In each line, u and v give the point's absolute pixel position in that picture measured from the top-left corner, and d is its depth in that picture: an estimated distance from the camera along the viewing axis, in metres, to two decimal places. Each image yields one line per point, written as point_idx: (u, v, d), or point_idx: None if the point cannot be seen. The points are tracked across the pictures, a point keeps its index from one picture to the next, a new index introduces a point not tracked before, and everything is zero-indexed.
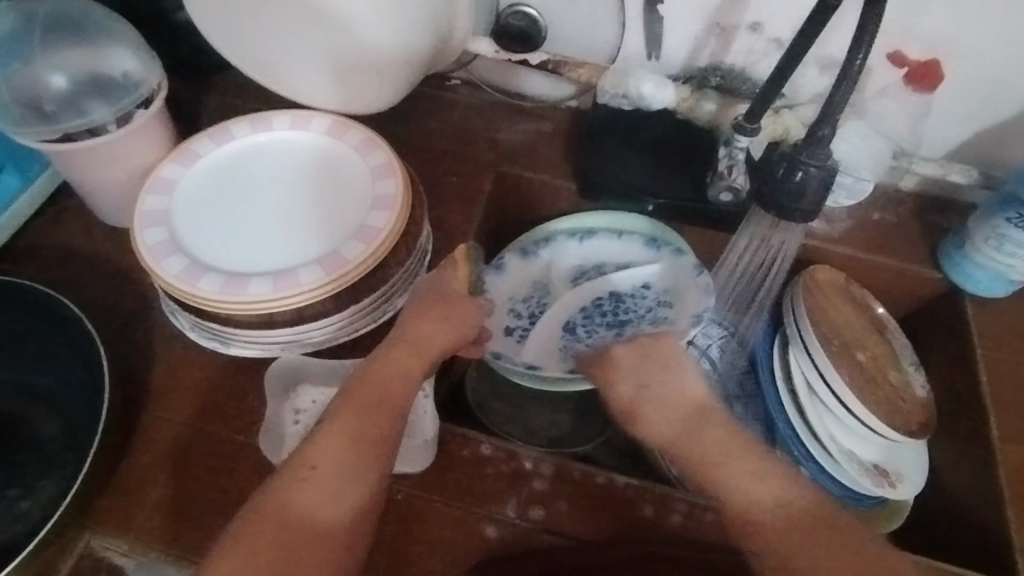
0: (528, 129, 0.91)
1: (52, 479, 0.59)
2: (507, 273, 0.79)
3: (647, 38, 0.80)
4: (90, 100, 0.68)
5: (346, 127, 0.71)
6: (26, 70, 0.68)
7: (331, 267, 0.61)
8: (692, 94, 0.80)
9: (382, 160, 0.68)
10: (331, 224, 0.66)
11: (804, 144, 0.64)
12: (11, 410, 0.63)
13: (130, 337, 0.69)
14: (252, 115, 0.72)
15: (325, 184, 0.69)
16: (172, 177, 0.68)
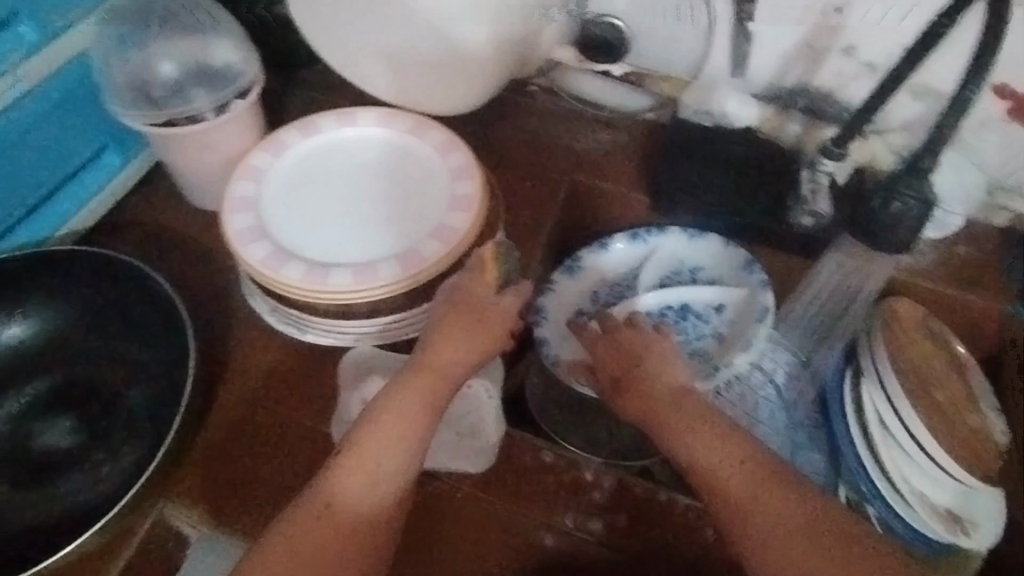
0: (606, 140, 0.92)
1: (135, 445, 0.65)
2: (610, 253, 0.82)
3: (733, 54, 0.78)
4: (194, 89, 0.72)
5: (428, 127, 0.73)
6: (135, 56, 0.71)
7: (409, 264, 0.64)
8: (776, 114, 0.80)
9: (461, 161, 0.70)
10: (411, 221, 0.68)
11: (902, 178, 0.70)
12: (102, 379, 0.67)
13: (212, 317, 0.73)
14: (339, 110, 0.74)
15: (407, 181, 0.71)
16: (263, 166, 0.71)
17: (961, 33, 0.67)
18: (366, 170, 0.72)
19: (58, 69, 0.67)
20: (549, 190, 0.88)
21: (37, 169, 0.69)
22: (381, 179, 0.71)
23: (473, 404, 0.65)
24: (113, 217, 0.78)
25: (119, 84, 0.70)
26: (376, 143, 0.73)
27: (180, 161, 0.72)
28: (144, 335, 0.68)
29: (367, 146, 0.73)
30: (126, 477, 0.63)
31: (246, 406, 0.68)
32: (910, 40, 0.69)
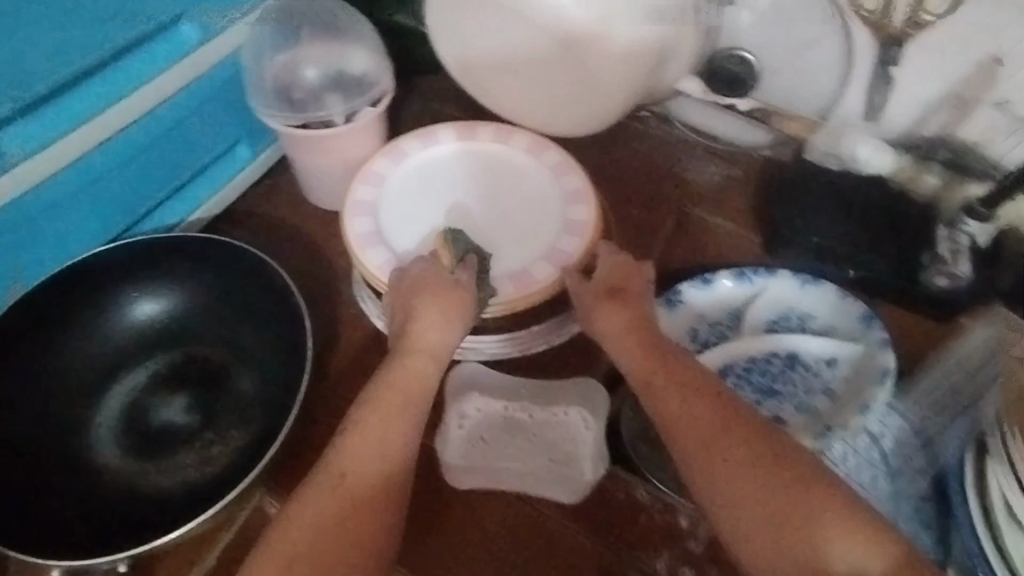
0: (718, 173, 0.89)
1: (244, 432, 0.66)
2: (713, 290, 0.79)
3: (869, 99, 0.76)
4: (331, 96, 0.74)
5: (544, 147, 0.74)
6: (281, 60, 0.74)
7: (520, 284, 0.66)
8: (915, 165, 0.75)
9: (576, 187, 0.71)
10: (522, 240, 0.70)
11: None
12: (217, 364, 0.70)
13: (321, 315, 0.74)
14: (460, 123, 0.76)
15: (519, 199, 0.72)
16: (384, 172, 0.72)
17: None
18: (481, 185, 0.74)
19: (217, 65, 0.70)
20: (657, 217, 0.86)
21: (184, 158, 0.72)
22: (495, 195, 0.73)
23: (570, 432, 0.65)
24: (232, 206, 0.81)
25: (264, 83, 0.72)
26: (493, 159, 0.75)
27: (306, 161, 0.75)
28: (260, 325, 0.70)
29: (483, 161, 0.75)
30: (234, 461, 0.65)
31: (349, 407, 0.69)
32: None
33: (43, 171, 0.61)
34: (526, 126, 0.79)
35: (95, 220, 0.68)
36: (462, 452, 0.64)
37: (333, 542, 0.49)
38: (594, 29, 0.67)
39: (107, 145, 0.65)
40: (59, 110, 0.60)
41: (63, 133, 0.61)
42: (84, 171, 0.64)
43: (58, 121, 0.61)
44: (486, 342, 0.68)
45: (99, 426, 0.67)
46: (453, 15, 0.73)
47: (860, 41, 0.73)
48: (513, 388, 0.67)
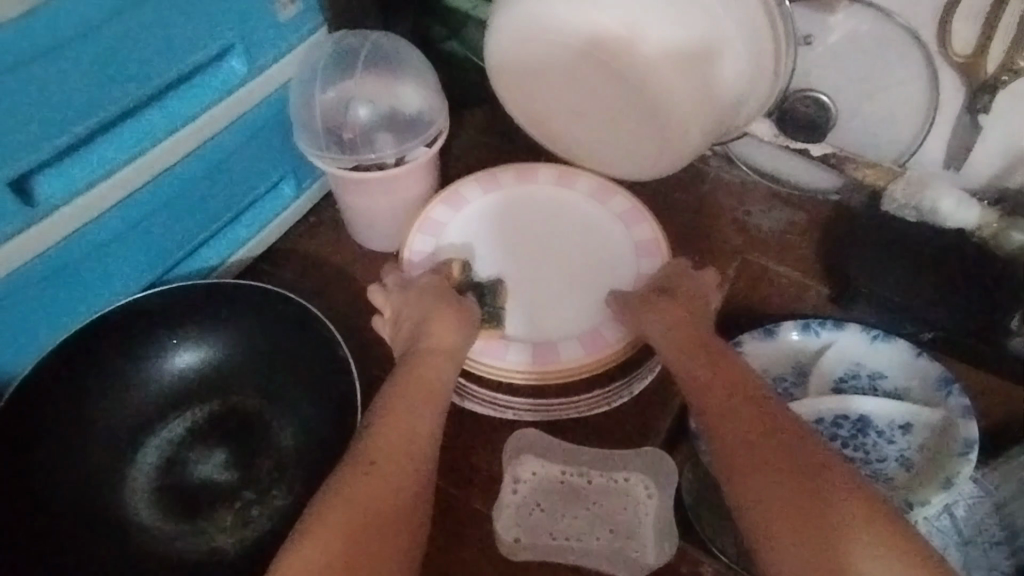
0: (780, 218, 0.87)
1: (286, 490, 0.65)
2: (777, 341, 0.74)
3: (951, 146, 0.73)
4: (383, 134, 0.71)
5: (612, 193, 0.74)
6: (330, 94, 0.70)
7: (590, 348, 0.66)
8: (1000, 220, 0.67)
9: (648, 236, 0.72)
10: (588, 293, 0.70)
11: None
12: (257, 413, 0.68)
13: (369, 361, 0.72)
14: (520, 165, 0.76)
15: (583, 246, 0.73)
16: (443, 220, 0.73)
17: None
18: (545, 227, 0.74)
19: (259, 104, 0.68)
20: (718, 263, 0.84)
21: (226, 198, 0.70)
22: (559, 239, 0.73)
23: (631, 501, 0.63)
24: (279, 242, 0.79)
25: (314, 121, 0.70)
26: (555, 201, 0.74)
27: (356, 202, 0.72)
28: (304, 374, 0.67)
29: (546, 203, 0.74)
30: (278, 522, 0.63)
31: None
32: None
33: (89, 211, 0.59)
34: (603, 160, 0.75)
35: (138, 262, 0.66)
36: (518, 519, 0.62)
37: (356, 529, 0.47)
38: (626, 37, 0.64)
39: (153, 186, 0.63)
40: (110, 144, 0.59)
41: (103, 176, 0.59)
42: (129, 213, 0.62)
43: (104, 161, 0.59)
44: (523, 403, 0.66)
45: (136, 482, 0.65)
46: (497, 61, 0.71)
47: (948, 85, 0.70)
48: (570, 452, 0.65)
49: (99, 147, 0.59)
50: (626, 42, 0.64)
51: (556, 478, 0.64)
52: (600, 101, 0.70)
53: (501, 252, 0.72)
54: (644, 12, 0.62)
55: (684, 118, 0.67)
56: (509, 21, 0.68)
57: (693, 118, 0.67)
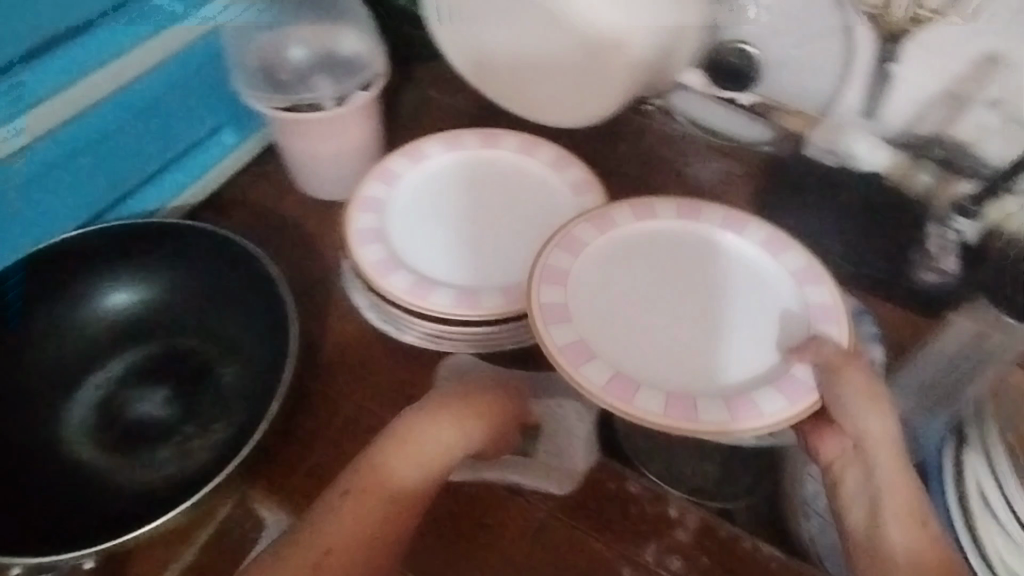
0: (719, 168, 0.89)
1: (225, 424, 0.67)
2: None
3: (867, 96, 0.76)
4: (319, 77, 0.74)
5: (745, 222, 0.63)
6: (264, 39, 0.74)
7: (738, 412, 0.51)
8: (909, 161, 0.75)
9: (826, 299, 0.57)
10: (731, 358, 0.56)
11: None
12: (196, 352, 0.70)
13: (306, 302, 0.73)
14: (635, 199, 0.63)
15: (739, 301, 0.59)
16: (399, 171, 0.71)
17: None
18: (467, 184, 0.71)
19: (194, 40, 0.68)
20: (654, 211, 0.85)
21: (163, 139, 0.71)
22: (492, 201, 0.71)
23: (561, 424, 0.65)
24: (221, 191, 0.80)
25: (248, 63, 0.73)
26: (710, 249, 0.62)
27: (294, 144, 0.73)
28: (250, 316, 0.70)
29: (689, 248, 0.62)
30: (213, 455, 0.65)
31: (336, 394, 0.68)
32: None
33: (12, 137, 0.60)
34: (547, 115, 0.78)
35: (70, 200, 0.67)
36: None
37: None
38: (617, 32, 0.68)
39: (82, 119, 0.64)
40: (36, 76, 0.60)
41: (27, 104, 0.59)
42: (59, 144, 0.63)
43: (29, 89, 0.59)
44: (457, 333, 0.63)
45: (71, 422, 0.67)
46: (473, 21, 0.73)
47: (861, 37, 0.72)
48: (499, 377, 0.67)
49: (37, 71, 0.60)
50: (618, 38, 0.68)
51: None
52: (558, 79, 0.73)
53: (590, 279, 0.59)
54: (633, 12, 0.66)
55: (621, 82, 0.71)
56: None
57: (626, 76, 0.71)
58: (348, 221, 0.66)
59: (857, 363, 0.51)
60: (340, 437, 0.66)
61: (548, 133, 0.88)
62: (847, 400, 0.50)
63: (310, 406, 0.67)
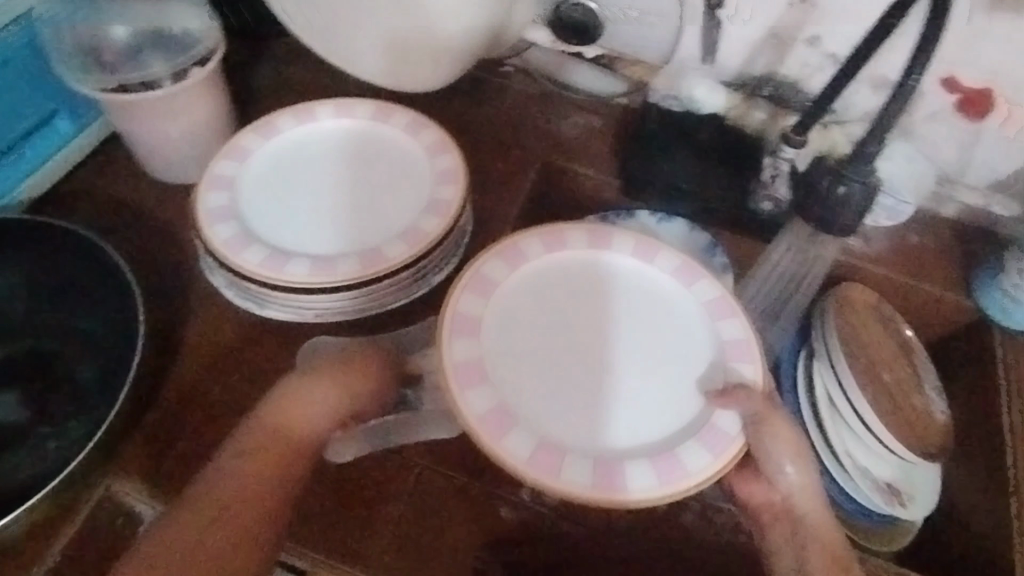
0: (579, 123, 0.87)
1: (81, 419, 0.63)
2: None
3: (703, 41, 0.80)
4: (148, 53, 0.70)
5: (655, 248, 0.62)
6: (82, 27, 0.70)
7: (665, 474, 0.50)
8: (743, 101, 0.80)
9: (739, 335, 0.57)
10: (653, 404, 0.54)
11: (849, 162, 0.66)
12: (47, 348, 0.67)
13: (168, 291, 0.72)
14: (545, 227, 0.61)
15: (654, 333, 0.58)
16: (251, 147, 0.72)
17: (909, 30, 0.69)
18: (323, 162, 0.72)
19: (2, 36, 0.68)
20: (518, 170, 0.82)
21: None
22: (353, 184, 0.71)
23: None
24: (65, 185, 0.77)
25: (69, 51, 0.69)
26: (622, 277, 0.60)
27: (133, 128, 0.71)
28: (99, 310, 0.68)
29: (604, 281, 0.60)
30: (72, 454, 0.61)
31: (203, 380, 0.68)
32: (867, 24, 0.71)
33: None
34: (385, 82, 0.77)
35: None
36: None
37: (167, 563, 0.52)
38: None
39: None
40: None
41: None
42: None
43: None
44: (318, 300, 0.65)
45: None
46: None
47: None
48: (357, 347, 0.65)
49: None
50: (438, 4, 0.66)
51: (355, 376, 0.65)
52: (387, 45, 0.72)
53: (498, 323, 0.56)
54: None
55: (454, 49, 0.71)
56: None
57: (459, 44, 0.71)
58: (198, 200, 0.67)
59: (780, 413, 0.53)
60: (207, 421, 0.66)
61: (402, 100, 0.87)
62: (769, 446, 0.53)
63: (171, 396, 0.67)
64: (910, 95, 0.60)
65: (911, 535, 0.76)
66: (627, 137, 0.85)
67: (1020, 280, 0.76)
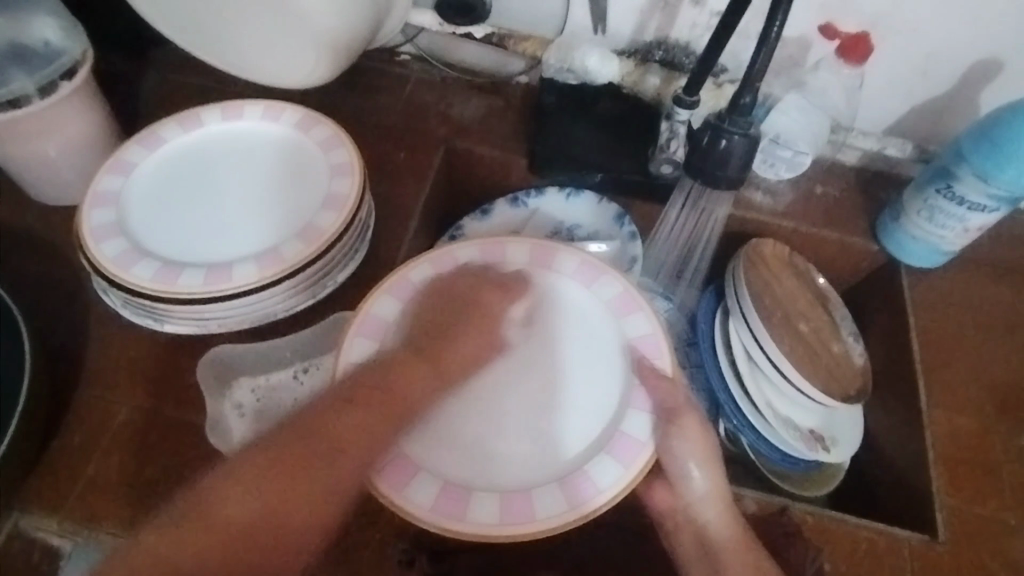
0: (481, 104, 0.85)
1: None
2: (493, 218, 0.81)
3: (591, 11, 0.79)
4: (9, 68, 0.66)
5: (552, 253, 0.61)
6: None
7: (577, 496, 0.51)
8: (636, 68, 0.80)
9: (645, 331, 0.56)
10: (575, 419, 0.55)
11: (728, 113, 0.68)
12: None
13: (68, 315, 0.72)
14: (433, 254, 0.60)
15: (568, 343, 0.58)
16: (136, 159, 0.71)
17: None
18: (227, 187, 0.71)
19: None
20: (424, 158, 0.81)
21: None
22: (252, 209, 0.70)
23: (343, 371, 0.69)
24: None
25: None
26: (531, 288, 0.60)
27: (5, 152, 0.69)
28: None
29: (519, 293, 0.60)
30: None
31: (111, 403, 0.68)
32: None
33: None
34: (280, 82, 0.75)
35: None
36: (247, 432, 0.66)
37: None
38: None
39: None
40: None
41: None
42: None
43: None
44: (218, 310, 0.64)
45: None
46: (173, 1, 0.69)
47: None
48: (274, 355, 0.69)
49: None
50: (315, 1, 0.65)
51: (274, 384, 0.68)
52: (274, 43, 0.70)
53: None
54: None
55: (341, 47, 0.70)
56: None
57: (345, 40, 0.70)
58: (83, 218, 0.66)
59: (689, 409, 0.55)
60: (115, 443, 0.66)
61: (295, 97, 0.85)
62: (677, 449, 0.55)
63: (72, 423, 0.67)
64: (774, 45, 0.63)
65: (838, 477, 0.80)
66: (530, 114, 0.84)
67: (917, 218, 0.78)
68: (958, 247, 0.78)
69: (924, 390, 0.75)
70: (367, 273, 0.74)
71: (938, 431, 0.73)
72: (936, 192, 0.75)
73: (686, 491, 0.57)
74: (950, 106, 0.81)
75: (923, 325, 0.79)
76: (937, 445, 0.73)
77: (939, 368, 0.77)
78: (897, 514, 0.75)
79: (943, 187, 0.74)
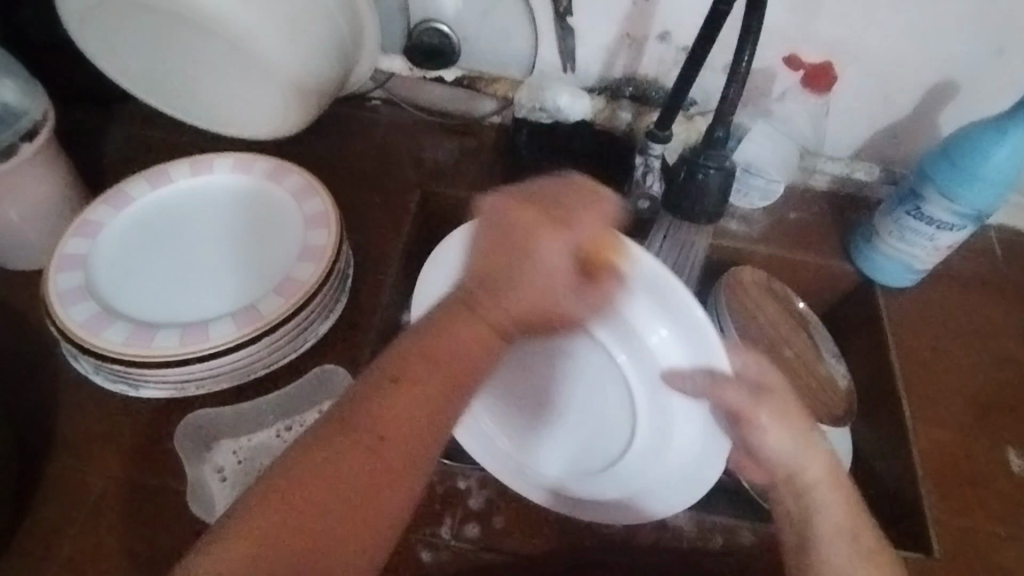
0: (453, 145, 0.85)
1: None
2: None
3: (560, 51, 0.80)
4: None
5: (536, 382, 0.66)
6: None
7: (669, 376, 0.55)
8: (607, 104, 0.80)
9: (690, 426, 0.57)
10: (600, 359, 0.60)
11: (703, 148, 0.70)
12: None
13: (33, 386, 0.69)
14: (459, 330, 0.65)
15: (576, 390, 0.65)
16: (103, 219, 0.69)
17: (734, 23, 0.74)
18: (209, 238, 0.70)
19: None
20: (400, 202, 0.80)
21: None
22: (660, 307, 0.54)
23: None
24: None
25: None
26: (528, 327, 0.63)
27: None
28: None
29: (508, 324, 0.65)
30: None
31: (83, 474, 0.65)
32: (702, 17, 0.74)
33: None
34: (246, 133, 0.74)
35: None
36: (229, 497, 0.64)
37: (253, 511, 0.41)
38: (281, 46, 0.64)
39: None
40: None
41: None
42: None
43: None
44: (194, 372, 0.62)
45: None
46: (136, 59, 0.69)
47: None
48: (256, 415, 0.67)
49: None
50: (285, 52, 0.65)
51: (256, 447, 0.66)
52: (243, 97, 0.70)
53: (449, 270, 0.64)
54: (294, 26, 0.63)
55: (311, 95, 0.69)
56: (145, 27, 0.65)
57: (314, 89, 0.69)
58: (49, 283, 0.64)
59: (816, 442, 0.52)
60: (90, 516, 0.63)
61: (263, 147, 0.83)
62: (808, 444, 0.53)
63: (45, 500, 0.63)
64: (743, 79, 0.65)
65: None
66: (505, 153, 0.84)
67: (889, 239, 0.79)
68: (930, 263, 0.80)
69: (907, 406, 0.76)
70: (346, 324, 0.72)
71: (924, 447, 0.74)
72: (905, 213, 0.76)
73: (759, 447, 0.52)
74: (914, 129, 0.82)
75: (904, 345, 0.80)
76: (925, 462, 0.73)
77: (920, 384, 0.78)
78: (891, 532, 0.75)
79: (912, 207, 0.75)
